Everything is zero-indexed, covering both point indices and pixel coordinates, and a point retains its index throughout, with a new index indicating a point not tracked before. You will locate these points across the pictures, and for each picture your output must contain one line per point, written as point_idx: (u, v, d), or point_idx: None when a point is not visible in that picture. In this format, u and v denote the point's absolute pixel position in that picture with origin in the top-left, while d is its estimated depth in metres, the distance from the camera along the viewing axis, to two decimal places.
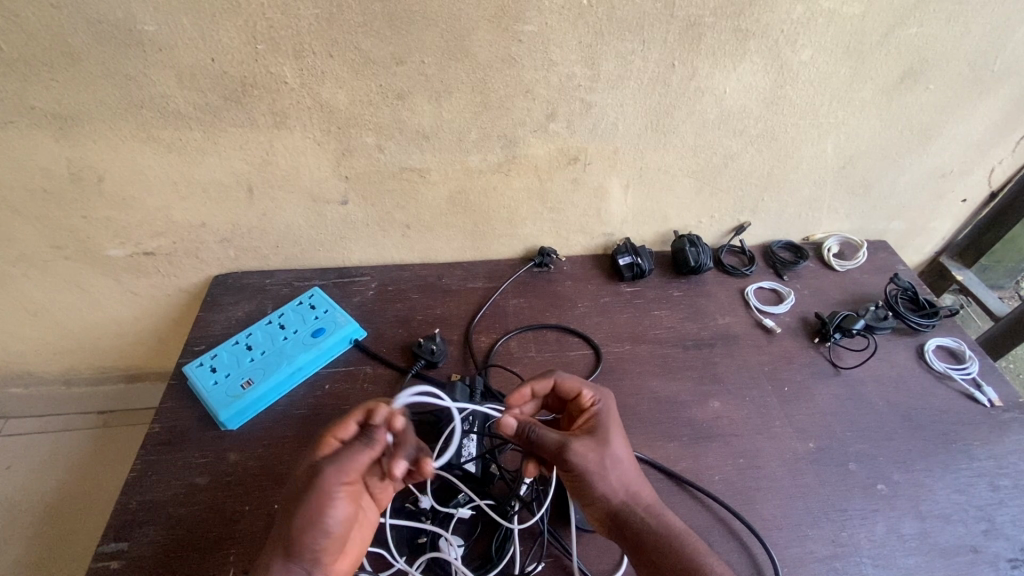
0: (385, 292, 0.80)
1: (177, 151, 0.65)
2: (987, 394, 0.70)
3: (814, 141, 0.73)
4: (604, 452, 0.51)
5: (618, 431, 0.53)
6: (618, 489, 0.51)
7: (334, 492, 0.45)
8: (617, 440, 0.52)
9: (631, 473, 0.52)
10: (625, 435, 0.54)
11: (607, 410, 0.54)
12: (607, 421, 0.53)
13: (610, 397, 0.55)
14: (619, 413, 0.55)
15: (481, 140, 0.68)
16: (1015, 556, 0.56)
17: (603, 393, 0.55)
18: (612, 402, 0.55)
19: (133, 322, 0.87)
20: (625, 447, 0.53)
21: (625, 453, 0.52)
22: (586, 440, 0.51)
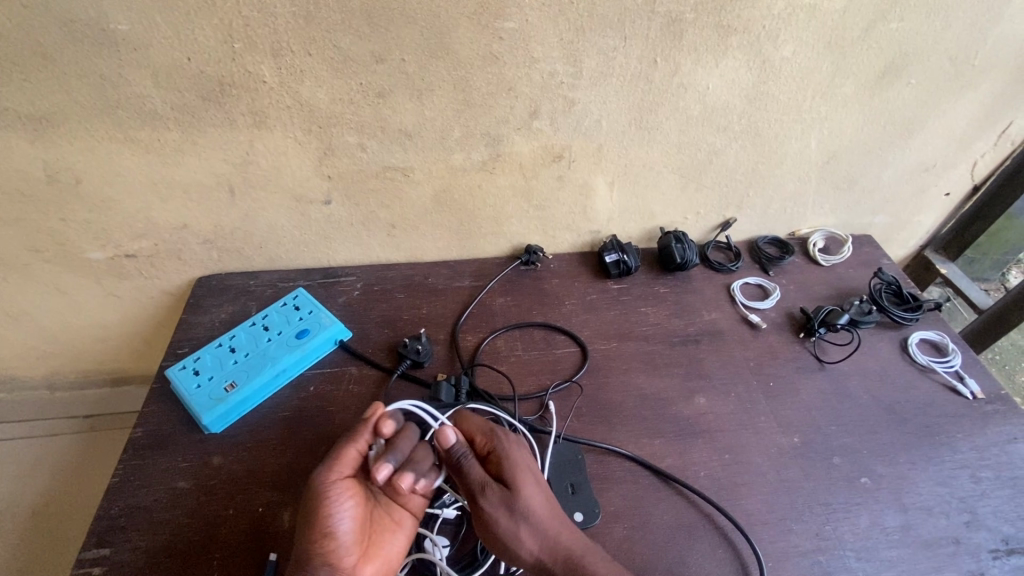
0: (371, 292, 0.79)
1: (156, 152, 0.65)
2: (970, 386, 0.70)
3: (798, 137, 0.73)
4: (511, 499, 0.50)
5: (522, 472, 0.52)
6: (533, 538, 0.50)
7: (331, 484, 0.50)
8: (522, 485, 0.51)
9: (545, 522, 0.51)
10: (534, 478, 0.53)
11: (503, 455, 0.53)
12: (504, 467, 0.52)
13: (507, 440, 0.54)
14: (519, 455, 0.54)
15: (464, 138, 0.67)
16: (996, 547, 0.56)
17: (502, 435, 0.54)
18: (509, 444, 0.54)
19: (116, 325, 0.86)
20: (534, 491, 0.52)
21: (534, 495, 0.51)
22: (496, 487, 0.51)
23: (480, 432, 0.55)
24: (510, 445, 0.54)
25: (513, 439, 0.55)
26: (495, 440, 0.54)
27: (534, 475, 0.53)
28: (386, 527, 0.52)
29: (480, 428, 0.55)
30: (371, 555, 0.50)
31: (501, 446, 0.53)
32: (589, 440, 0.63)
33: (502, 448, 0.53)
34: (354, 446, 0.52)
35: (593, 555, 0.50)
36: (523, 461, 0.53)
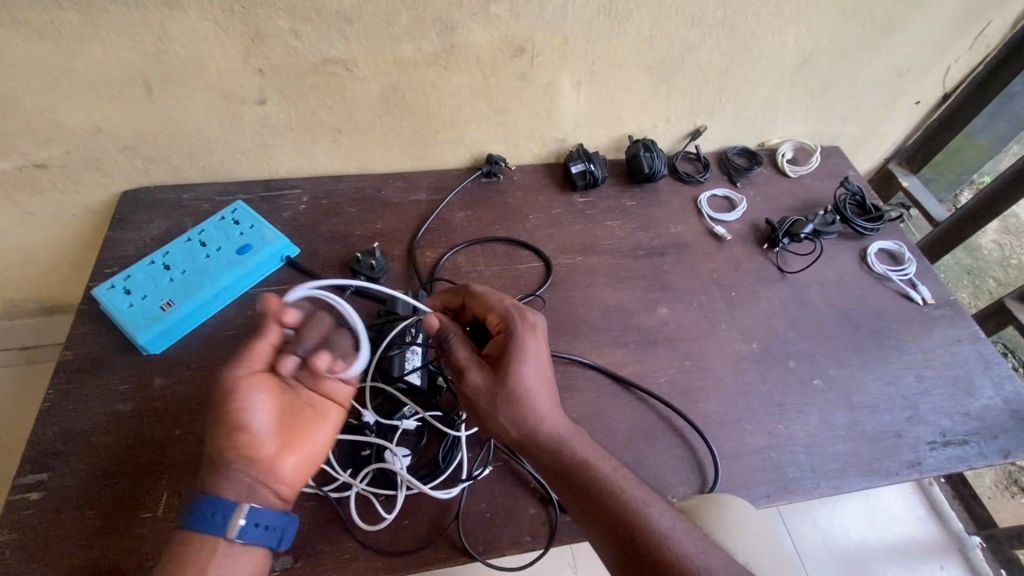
0: (319, 206, 0.73)
1: (49, 37, 0.55)
2: (921, 293, 0.72)
3: (774, 33, 0.69)
4: (496, 385, 0.49)
5: (523, 358, 0.50)
6: (511, 422, 0.49)
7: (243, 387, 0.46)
8: (520, 370, 0.49)
9: (534, 406, 0.49)
10: (537, 367, 0.50)
11: (512, 339, 0.50)
12: (508, 349, 0.50)
13: (525, 326, 0.51)
14: (533, 342, 0.50)
15: (413, 24, 0.60)
16: (934, 439, 0.60)
17: (517, 321, 0.51)
18: (523, 330, 0.51)
19: (38, 249, 0.78)
20: (533, 376, 0.50)
21: (530, 380, 0.49)
22: (482, 369, 0.50)
23: (496, 310, 0.52)
24: (525, 332, 0.50)
25: (530, 325, 0.51)
26: (509, 322, 0.51)
27: (539, 364, 0.50)
28: (311, 420, 0.50)
29: (492, 308, 0.52)
30: (296, 449, 0.48)
31: (514, 330, 0.51)
32: (553, 351, 0.62)
33: (513, 332, 0.50)
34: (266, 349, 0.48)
35: (577, 441, 0.48)
36: (532, 350, 0.50)
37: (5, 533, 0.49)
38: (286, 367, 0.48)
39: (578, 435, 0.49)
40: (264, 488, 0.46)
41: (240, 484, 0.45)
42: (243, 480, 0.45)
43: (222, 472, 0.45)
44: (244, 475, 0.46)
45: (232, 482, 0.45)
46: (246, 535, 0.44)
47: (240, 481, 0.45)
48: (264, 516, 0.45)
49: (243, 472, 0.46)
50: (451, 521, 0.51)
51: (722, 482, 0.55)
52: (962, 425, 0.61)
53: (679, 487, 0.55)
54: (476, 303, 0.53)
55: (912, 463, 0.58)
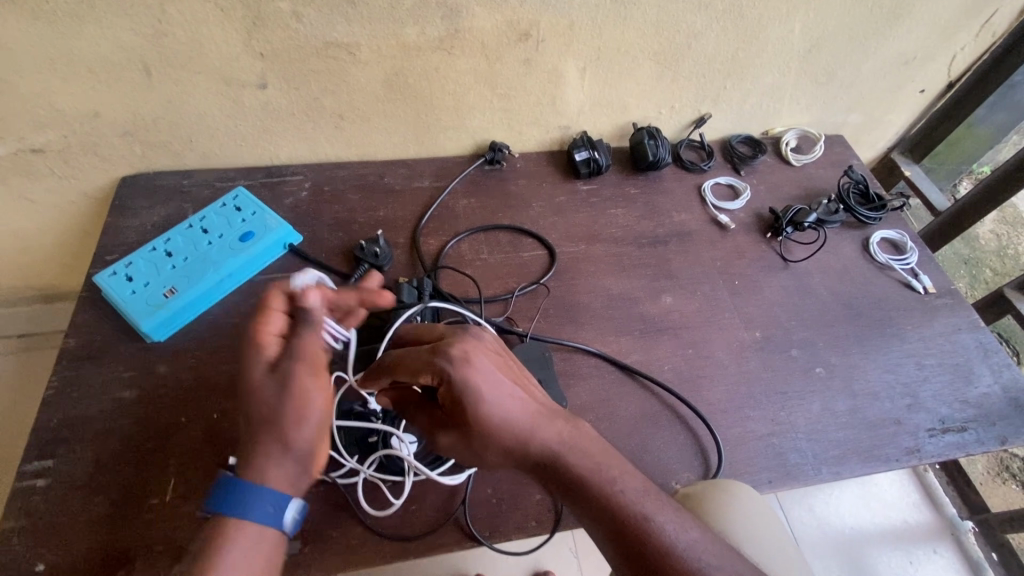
0: (321, 193, 0.73)
1: (45, 17, 0.54)
2: (922, 282, 0.72)
3: (782, 19, 0.68)
4: (468, 440, 0.47)
5: (476, 401, 0.45)
6: (505, 457, 0.47)
7: (308, 377, 0.44)
8: (483, 415, 0.45)
9: (517, 438, 0.45)
10: (495, 400, 0.45)
11: (455, 388, 0.45)
12: (457, 400, 0.45)
13: (456, 366, 0.45)
14: (476, 380, 0.45)
15: (417, 7, 0.59)
16: (933, 426, 0.60)
17: (443, 365, 0.45)
18: (454, 371, 0.45)
19: (36, 235, 0.77)
20: (497, 415, 0.45)
21: (497, 417, 0.45)
22: (450, 431, 0.48)
23: (422, 367, 0.46)
24: (460, 371, 0.45)
25: (460, 361, 0.46)
26: (438, 372, 0.45)
27: (495, 396, 0.46)
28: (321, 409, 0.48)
29: (415, 368, 0.46)
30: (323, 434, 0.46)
31: (449, 378, 0.45)
32: (558, 339, 0.62)
33: (451, 380, 0.45)
34: (314, 330, 0.45)
35: (569, 453, 0.45)
36: (482, 391, 0.45)
37: (13, 519, 0.49)
38: (318, 346, 0.45)
39: (572, 442, 0.46)
40: (297, 473, 0.43)
41: (294, 477, 0.42)
42: (281, 466, 0.42)
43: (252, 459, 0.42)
44: (291, 468, 0.42)
45: (281, 476, 0.42)
46: (269, 520, 0.41)
47: (283, 468, 0.42)
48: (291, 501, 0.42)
49: (276, 456, 0.42)
50: (459, 507, 0.52)
51: (725, 468, 0.55)
52: (961, 412, 0.62)
53: (683, 473, 0.55)
54: (399, 371, 0.47)
55: (912, 450, 0.59)
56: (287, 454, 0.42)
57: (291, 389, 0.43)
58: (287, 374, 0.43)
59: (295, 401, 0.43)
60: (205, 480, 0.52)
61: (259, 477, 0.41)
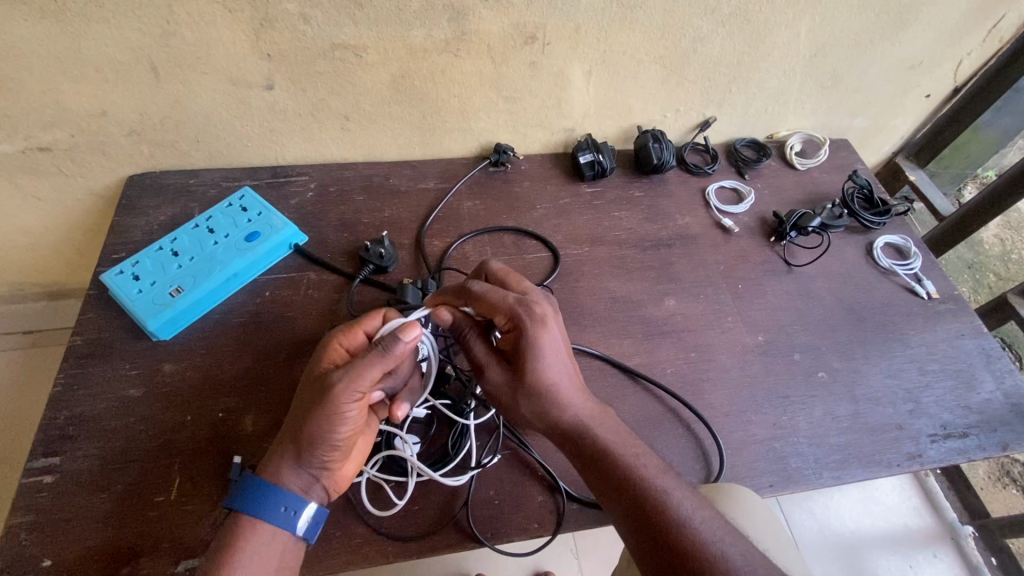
0: (327, 193, 0.73)
1: (54, 17, 0.54)
2: (926, 287, 0.72)
3: (788, 24, 0.68)
4: (517, 382, 0.50)
5: (541, 355, 0.49)
6: (536, 415, 0.50)
7: (349, 401, 0.45)
8: (539, 367, 0.49)
9: (556, 397, 0.49)
10: (554, 361, 0.49)
11: (524, 339, 0.49)
12: (521, 349, 0.49)
13: (534, 323, 0.49)
14: (548, 334, 0.49)
15: (424, 10, 0.59)
16: (935, 432, 0.60)
17: (524, 317, 0.48)
18: (533, 325, 0.49)
19: (43, 232, 0.77)
20: (552, 371, 0.49)
21: (551, 373, 0.49)
22: (502, 367, 0.51)
23: (501, 311, 0.49)
24: (536, 329, 0.48)
25: (539, 319, 0.49)
26: (517, 320, 0.49)
27: (556, 354, 0.49)
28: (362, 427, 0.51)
29: (497, 307, 0.49)
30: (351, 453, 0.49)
31: (524, 330, 0.49)
32: None
33: (525, 331, 0.48)
34: (373, 360, 0.46)
35: (598, 425, 0.49)
36: (548, 348, 0.49)
37: (20, 516, 0.49)
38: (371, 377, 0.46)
39: (602, 418, 0.50)
40: (308, 478, 0.47)
41: (304, 480, 0.47)
42: (294, 466, 0.47)
43: (276, 453, 0.47)
44: (307, 470, 0.47)
45: (297, 476, 0.47)
46: (280, 520, 0.45)
47: (296, 469, 0.47)
48: (302, 506, 0.46)
49: (293, 458, 0.47)
50: (461, 508, 0.52)
51: (726, 472, 0.56)
52: (963, 418, 0.62)
53: (684, 476, 0.55)
54: (478, 304, 0.50)
55: (913, 455, 0.59)
56: (304, 460, 0.46)
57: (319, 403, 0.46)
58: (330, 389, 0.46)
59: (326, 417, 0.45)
60: (209, 478, 0.52)
61: (276, 470, 0.46)
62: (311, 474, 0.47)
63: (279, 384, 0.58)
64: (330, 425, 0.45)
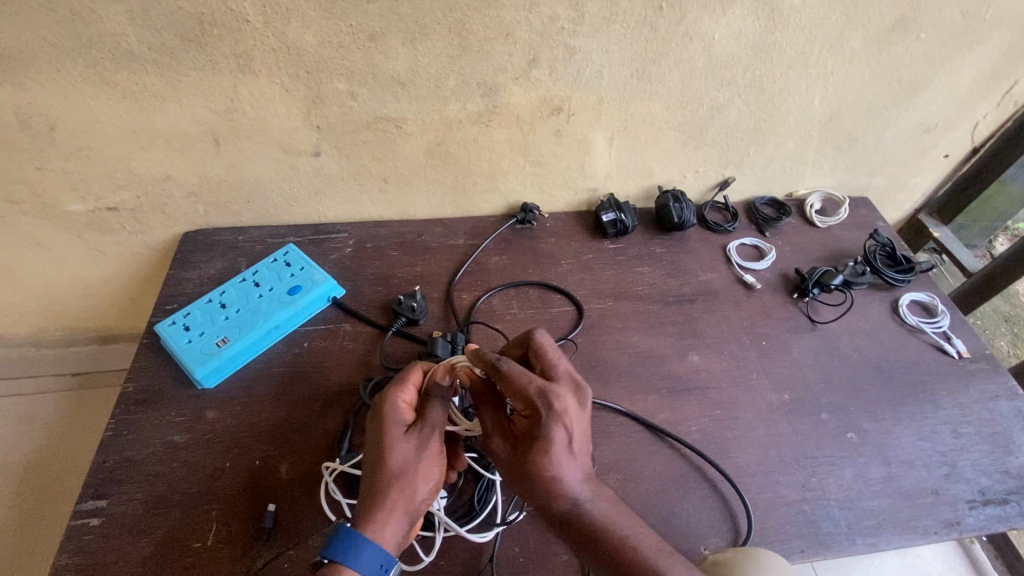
0: (364, 249, 0.78)
1: (133, 97, 0.61)
2: (955, 346, 0.72)
3: (801, 93, 0.72)
4: (517, 460, 0.49)
5: (546, 444, 0.47)
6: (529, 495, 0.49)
7: (436, 445, 0.50)
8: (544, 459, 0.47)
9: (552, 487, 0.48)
10: (564, 450, 0.48)
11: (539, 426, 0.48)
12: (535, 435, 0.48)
13: (552, 415, 0.47)
14: (560, 430, 0.47)
15: (460, 87, 0.65)
16: (974, 498, 0.59)
17: (542, 408, 0.47)
18: (547, 418, 0.47)
19: (102, 282, 0.84)
20: (554, 462, 0.48)
21: (550, 464, 0.48)
22: (507, 441, 0.50)
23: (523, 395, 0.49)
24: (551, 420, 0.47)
25: (557, 413, 0.47)
26: (534, 407, 0.48)
27: (567, 450, 0.48)
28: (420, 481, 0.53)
29: (521, 393, 0.48)
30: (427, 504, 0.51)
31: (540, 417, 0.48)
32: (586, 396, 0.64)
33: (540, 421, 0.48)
34: (445, 406, 0.51)
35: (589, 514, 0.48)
36: (562, 438, 0.48)
37: (66, 558, 0.51)
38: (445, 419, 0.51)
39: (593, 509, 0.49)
40: (405, 532, 0.48)
41: (402, 534, 0.47)
42: (399, 521, 0.47)
43: (376, 514, 0.47)
44: (405, 523, 0.47)
45: (394, 530, 0.47)
46: None
47: (399, 523, 0.47)
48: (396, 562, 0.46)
49: (400, 512, 0.47)
50: (486, 564, 0.52)
51: (755, 535, 0.55)
52: (1002, 484, 0.60)
53: (711, 538, 0.55)
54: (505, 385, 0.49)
55: (951, 522, 0.57)
56: (405, 512, 0.47)
57: (423, 453, 0.49)
58: (422, 437, 0.50)
59: (423, 460, 0.49)
60: (244, 526, 0.54)
61: (375, 528, 0.46)
62: (408, 526, 0.48)
63: (314, 433, 0.60)
64: (428, 471, 0.49)
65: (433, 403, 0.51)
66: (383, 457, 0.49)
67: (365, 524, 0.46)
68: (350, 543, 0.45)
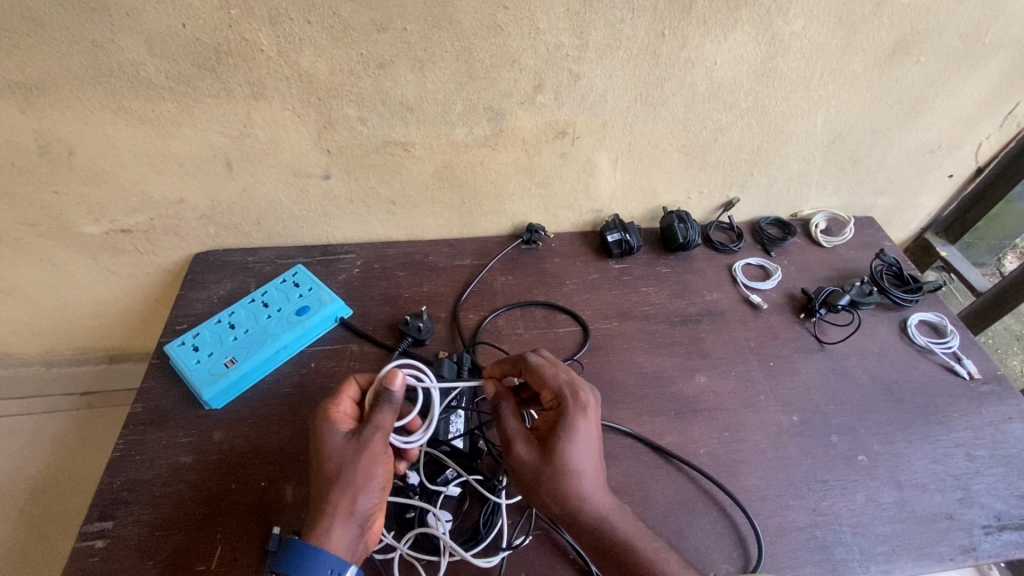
0: (371, 270, 0.79)
1: (149, 124, 0.63)
2: (966, 367, 0.71)
3: (804, 116, 0.72)
4: (546, 457, 0.50)
5: (573, 438, 0.51)
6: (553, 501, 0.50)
7: (376, 450, 0.49)
8: (570, 451, 0.50)
9: (580, 485, 0.50)
10: (588, 444, 0.51)
11: (564, 417, 0.51)
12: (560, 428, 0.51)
13: (577, 405, 0.52)
14: (585, 423, 0.51)
15: (467, 112, 0.66)
16: (990, 523, 0.57)
17: (569, 399, 0.52)
18: (574, 410, 0.51)
19: (113, 302, 0.85)
20: (581, 457, 0.51)
21: (578, 459, 0.50)
22: (531, 444, 0.51)
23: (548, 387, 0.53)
24: (575, 413, 0.51)
25: (582, 405, 0.52)
26: (561, 399, 0.52)
27: (589, 445, 0.51)
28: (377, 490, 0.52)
29: (548, 383, 0.53)
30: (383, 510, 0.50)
31: (566, 410, 0.51)
32: None
33: (566, 412, 0.51)
34: (391, 410, 0.50)
35: (617, 521, 0.50)
36: (586, 431, 0.51)
37: None
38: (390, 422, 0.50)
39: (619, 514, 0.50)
40: (353, 536, 0.47)
41: (350, 539, 0.47)
42: (343, 527, 0.47)
43: (320, 522, 0.47)
44: (352, 528, 0.47)
45: (339, 536, 0.46)
46: None
47: (347, 529, 0.47)
48: (346, 566, 0.45)
49: (343, 519, 0.47)
50: None
51: (766, 560, 0.54)
52: (1018, 509, 0.59)
53: (720, 563, 0.54)
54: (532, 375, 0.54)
55: (967, 548, 0.56)
56: (350, 516, 0.47)
57: (362, 457, 0.48)
58: (361, 442, 0.49)
59: (362, 464, 0.48)
60: (248, 549, 0.53)
61: (319, 535, 0.46)
62: (357, 530, 0.47)
63: None
64: (369, 474, 0.48)
65: (377, 409, 0.50)
66: (320, 465, 0.49)
67: (311, 533, 0.46)
68: (295, 555, 0.45)
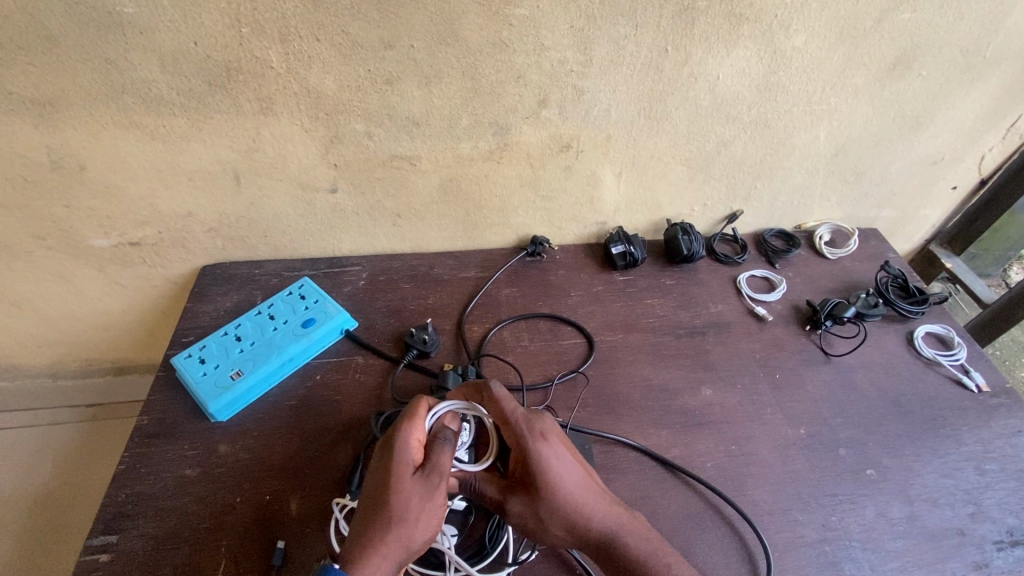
0: (377, 282, 0.79)
1: (160, 139, 0.64)
2: (974, 379, 0.70)
3: (807, 129, 0.73)
4: (536, 501, 0.50)
5: (544, 470, 0.50)
6: (564, 531, 0.50)
7: (439, 493, 0.48)
8: (552, 485, 0.50)
9: (578, 510, 0.50)
10: (560, 473, 0.50)
11: (529, 454, 0.50)
12: (530, 466, 0.50)
13: (536, 438, 0.50)
14: (548, 450, 0.50)
15: (473, 126, 0.67)
16: (1002, 539, 0.57)
17: (525, 431, 0.50)
18: (535, 441, 0.50)
19: (120, 314, 0.85)
20: (561, 489, 0.50)
21: (563, 488, 0.50)
22: (518, 495, 0.50)
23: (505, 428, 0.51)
24: (536, 445, 0.50)
25: (539, 434, 0.51)
26: (518, 434, 0.50)
27: (563, 472, 0.50)
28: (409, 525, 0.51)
29: (504, 418, 0.51)
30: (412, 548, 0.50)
31: (525, 444, 0.50)
32: (598, 431, 0.63)
33: (527, 449, 0.50)
34: (451, 450, 0.50)
35: (629, 537, 0.50)
36: (553, 460, 0.50)
37: None
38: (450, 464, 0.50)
39: (630, 527, 0.50)
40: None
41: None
42: (393, 566, 0.46)
43: (373, 555, 0.45)
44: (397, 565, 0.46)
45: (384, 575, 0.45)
46: None
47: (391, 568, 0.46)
48: None
49: (394, 556, 0.46)
50: None
51: None
52: None
53: None
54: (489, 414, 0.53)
55: (980, 564, 0.55)
56: (403, 555, 0.46)
57: (428, 499, 0.48)
58: (431, 482, 0.48)
59: (427, 506, 0.47)
60: (253, 564, 0.53)
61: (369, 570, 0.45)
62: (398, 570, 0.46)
63: (324, 468, 0.60)
64: (428, 517, 0.47)
65: (444, 448, 0.50)
66: (387, 497, 0.47)
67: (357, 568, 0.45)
68: None
